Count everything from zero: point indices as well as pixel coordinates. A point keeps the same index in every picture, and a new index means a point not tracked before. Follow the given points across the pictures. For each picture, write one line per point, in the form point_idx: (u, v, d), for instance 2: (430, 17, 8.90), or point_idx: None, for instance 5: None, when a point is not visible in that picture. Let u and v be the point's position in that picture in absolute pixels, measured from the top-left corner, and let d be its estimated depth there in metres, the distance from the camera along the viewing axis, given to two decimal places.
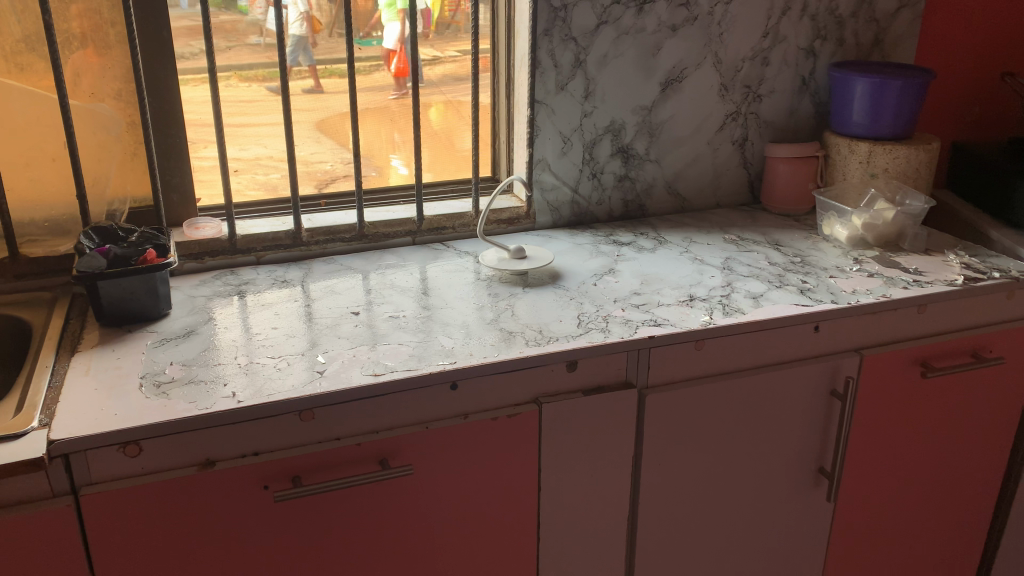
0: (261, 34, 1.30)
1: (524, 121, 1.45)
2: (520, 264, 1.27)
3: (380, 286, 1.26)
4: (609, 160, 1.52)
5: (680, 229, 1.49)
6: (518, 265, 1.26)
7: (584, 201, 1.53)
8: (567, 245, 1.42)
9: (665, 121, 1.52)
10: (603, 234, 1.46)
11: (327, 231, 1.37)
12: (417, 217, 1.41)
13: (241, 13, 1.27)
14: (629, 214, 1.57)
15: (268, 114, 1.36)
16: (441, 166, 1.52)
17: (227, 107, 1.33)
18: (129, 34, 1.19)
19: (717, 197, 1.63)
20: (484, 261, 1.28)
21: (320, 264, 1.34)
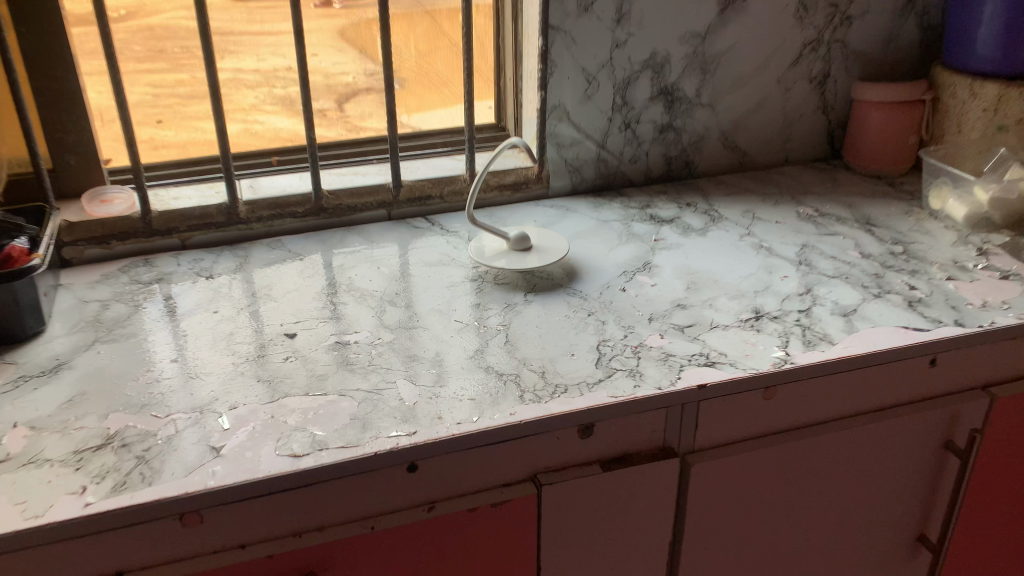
0: None
1: (535, 54, 1.09)
2: (523, 260, 0.94)
3: (335, 285, 0.94)
4: (648, 104, 1.15)
5: (738, 198, 1.14)
6: (520, 261, 0.93)
7: (613, 160, 1.18)
8: (591, 223, 1.08)
9: (722, 53, 1.15)
10: (637, 207, 1.12)
11: (273, 205, 1.05)
12: (392, 183, 1.09)
13: None
14: (671, 175, 1.22)
15: (190, 46, 1.02)
16: (428, 94, 1.15)
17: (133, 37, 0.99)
18: None
19: (785, 151, 1.27)
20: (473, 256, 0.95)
21: (261, 249, 1.03)
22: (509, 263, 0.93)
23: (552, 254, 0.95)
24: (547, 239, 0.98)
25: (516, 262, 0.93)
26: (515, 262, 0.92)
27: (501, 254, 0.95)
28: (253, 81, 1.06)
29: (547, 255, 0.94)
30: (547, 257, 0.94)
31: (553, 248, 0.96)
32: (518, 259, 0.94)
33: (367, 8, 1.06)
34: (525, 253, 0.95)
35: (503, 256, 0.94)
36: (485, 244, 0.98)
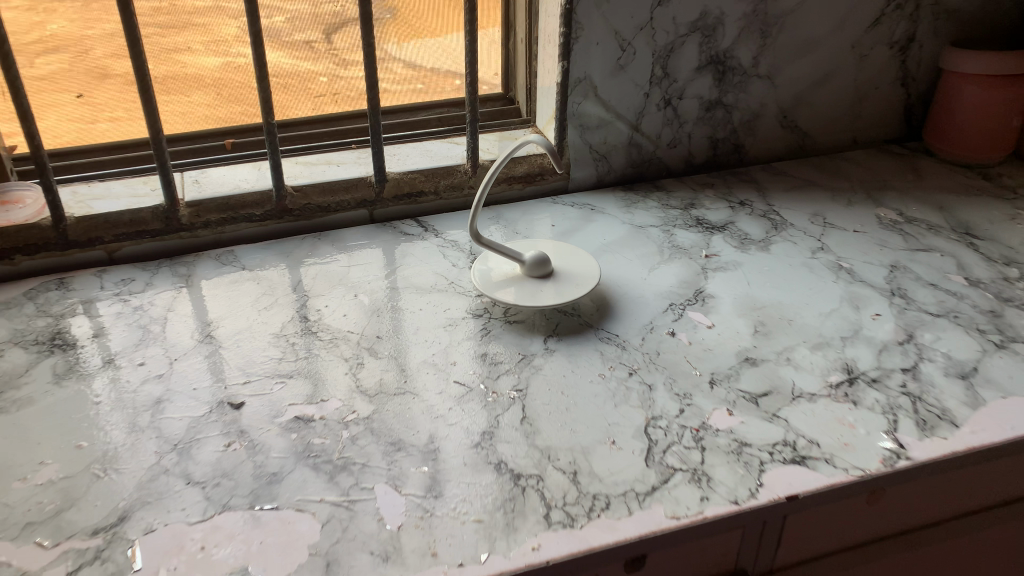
0: None
1: (555, 13, 0.86)
2: (539, 294, 0.72)
3: (300, 320, 0.73)
4: (694, 76, 0.93)
5: (803, 196, 0.93)
6: (536, 295, 0.72)
7: (648, 145, 0.96)
8: (623, 230, 0.87)
9: (788, 12, 0.92)
10: (679, 207, 0.91)
11: (223, 206, 0.83)
12: (375, 177, 0.87)
13: None
14: (716, 161, 1.00)
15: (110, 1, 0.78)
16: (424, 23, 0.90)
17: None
18: None
19: (853, 130, 1.04)
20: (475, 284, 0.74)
21: (208, 266, 0.82)
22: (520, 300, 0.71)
23: (578, 289, 0.72)
24: (571, 262, 0.77)
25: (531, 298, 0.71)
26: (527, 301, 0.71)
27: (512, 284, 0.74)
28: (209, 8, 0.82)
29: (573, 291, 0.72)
30: (570, 292, 0.72)
31: (579, 277, 0.74)
32: (534, 292, 0.72)
33: None
34: (543, 283, 0.74)
35: (513, 286, 0.73)
36: (493, 267, 0.76)
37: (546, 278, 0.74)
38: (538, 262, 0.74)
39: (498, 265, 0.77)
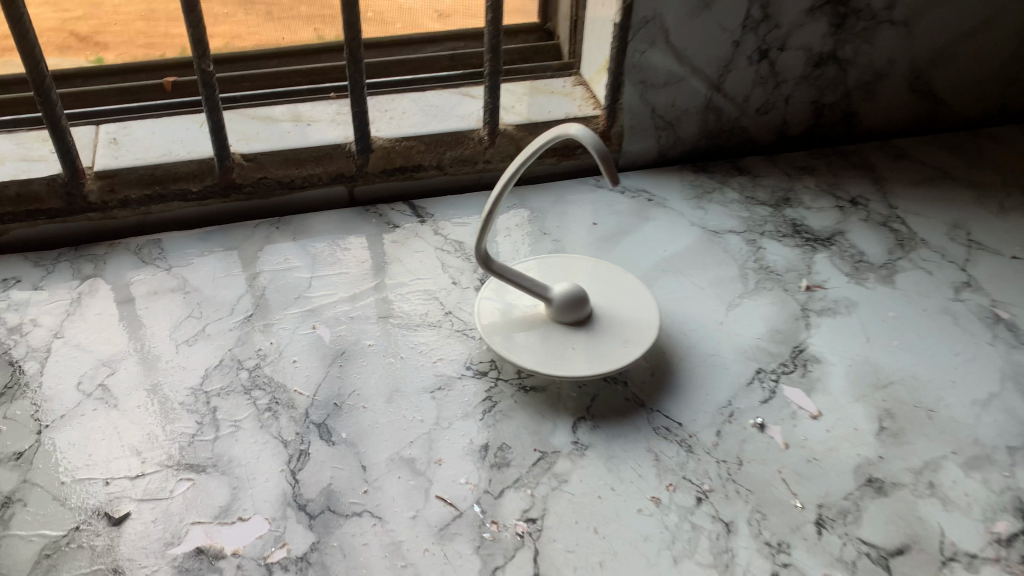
0: None
1: None
2: (573, 355, 0.50)
3: (233, 366, 0.52)
4: (804, 20, 0.67)
5: (938, 196, 0.68)
6: (572, 359, 0.49)
7: (731, 112, 0.71)
8: (692, 237, 0.64)
9: None
10: (768, 204, 0.67)
11: (146, 179, 0.61)
12: (356, 143, 0.64)
13: None
14: (819, 133, 0.75)
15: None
16: None
17: None
18: None
19: (1005, 99, 0.78)
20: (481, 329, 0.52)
21: (123, 263, 0.60)
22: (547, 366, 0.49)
23: (630, 350, 0.50)
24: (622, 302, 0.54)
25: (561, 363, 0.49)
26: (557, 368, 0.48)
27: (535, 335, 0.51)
28: None
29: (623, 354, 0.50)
30: (619, 355, 0.50)
31: (634, 328, 0.52)
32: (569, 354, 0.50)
33: None
34: (580, 337, 0.51)
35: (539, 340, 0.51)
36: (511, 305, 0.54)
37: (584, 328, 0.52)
38: (574, 305, 0.51)
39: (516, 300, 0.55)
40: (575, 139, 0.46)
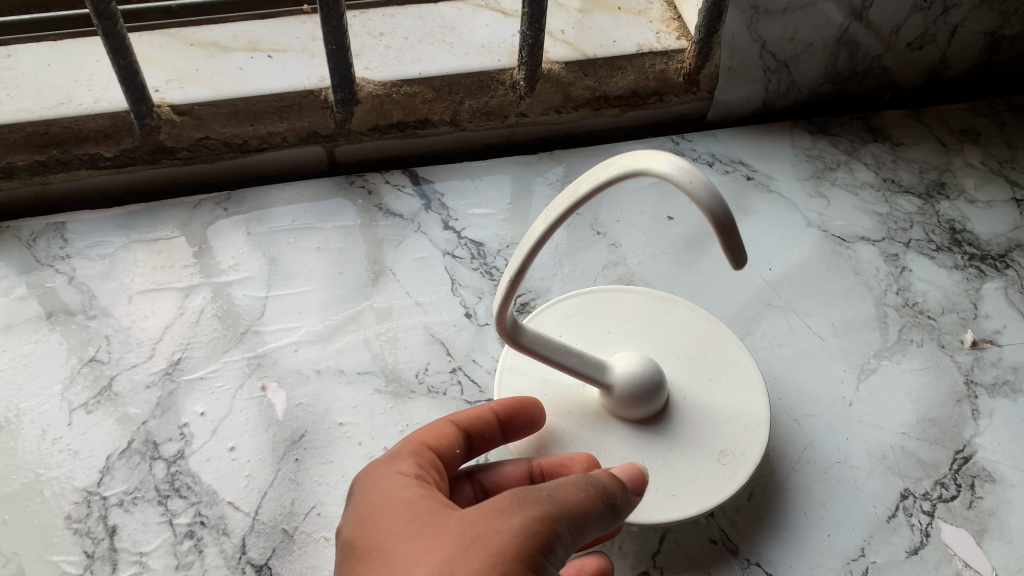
0: None
1: None
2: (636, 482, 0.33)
3: (145, 455, 0.36)
4: None
5: None
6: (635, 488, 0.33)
7: (872, 47, 0.50)
8: (808, 245, 0.45)
9: None
10: (915, 194, 0.48)
11: (38, 141, 0.43)
12: (337, 92, 0.44)
13: None
14: (985, 75, 0.53)
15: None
16: None
17: None
18: None
19: None
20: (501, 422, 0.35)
21: (11, 259, 0.43)
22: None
23: (723, 481, 0.33)
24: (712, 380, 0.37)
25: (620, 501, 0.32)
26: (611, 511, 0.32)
27: (581, 436, 0.35)
28: None
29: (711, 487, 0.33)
30: (701, 489, 0.33)
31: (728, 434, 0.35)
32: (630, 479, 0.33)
33: None
34: (647, 444, 0.34)
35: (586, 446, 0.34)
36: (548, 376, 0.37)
37: (654, 429, 0.35)
38: (642, 400, 0.34)
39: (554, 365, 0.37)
40: (665, 181, 0.26)
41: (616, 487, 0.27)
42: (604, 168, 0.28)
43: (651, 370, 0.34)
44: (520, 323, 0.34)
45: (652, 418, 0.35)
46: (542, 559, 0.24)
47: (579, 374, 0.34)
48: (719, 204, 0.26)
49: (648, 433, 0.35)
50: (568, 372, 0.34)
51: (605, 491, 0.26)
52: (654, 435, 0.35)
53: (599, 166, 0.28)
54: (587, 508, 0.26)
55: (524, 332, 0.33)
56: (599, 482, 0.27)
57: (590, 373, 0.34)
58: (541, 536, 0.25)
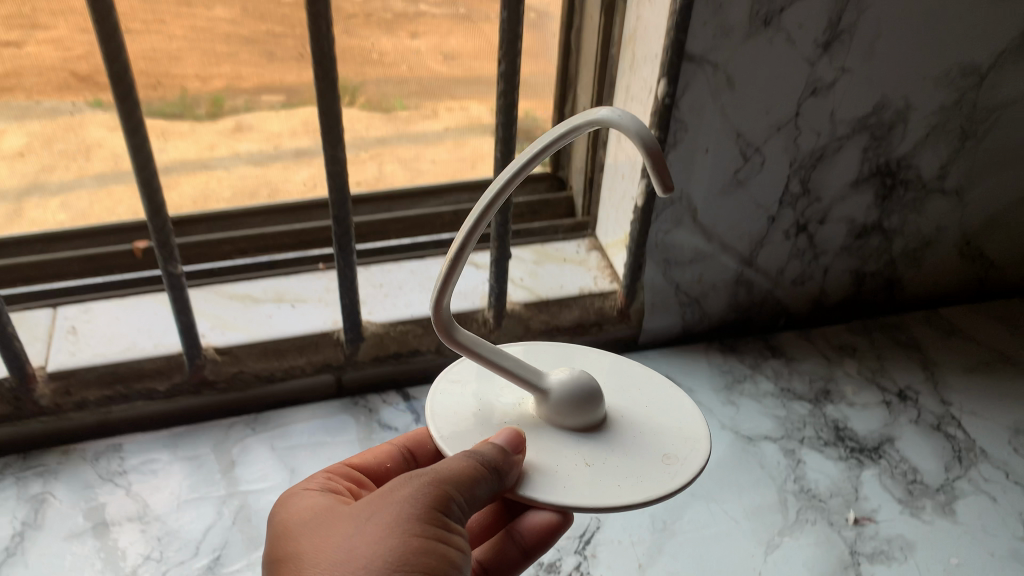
0: None
1: (644, 96, 0.54)
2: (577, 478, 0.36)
3: None
4: (848, 193, 0.60)
5: (996, 390, 0.61)
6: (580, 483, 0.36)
7: (764, 284, 0.64)
8: (724, 444, 0.56)
9: (1008, 104, 0.59)
10: (806, 399, 0.60)
11: (108, 377, 0.54)
12: (348, 331, 0.57)
13: None
14: (857, 303, 0.68)
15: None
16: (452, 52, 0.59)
17: None
18: None
19: None
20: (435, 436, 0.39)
21: (80, 475, 0.53)
22: (563, 493, 0.35)
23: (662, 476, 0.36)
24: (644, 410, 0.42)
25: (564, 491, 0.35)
26: (576, 496, 0.35)
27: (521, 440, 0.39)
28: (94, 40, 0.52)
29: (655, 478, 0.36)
30: (656, 475, 0.37)
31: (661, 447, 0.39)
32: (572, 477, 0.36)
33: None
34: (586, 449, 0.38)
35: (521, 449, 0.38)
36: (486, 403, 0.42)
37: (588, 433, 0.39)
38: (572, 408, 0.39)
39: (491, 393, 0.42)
40: (602, 123, 0.34)
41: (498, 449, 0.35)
42: (543, 138, 0.35)
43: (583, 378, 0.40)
44: (459, 327, 0.39)
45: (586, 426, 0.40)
46: (441, 514, 0.34)
47: (513, 382, 0.39)
48: (645, 133, 0.33)
49: (585, 438, 0.39)
50: (506, 373, 0.39)
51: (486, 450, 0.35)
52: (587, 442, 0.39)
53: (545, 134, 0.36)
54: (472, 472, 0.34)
55: (461, 332, 0.39)
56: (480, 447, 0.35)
57: (526, 376, 0.39)
58: (439, 495, 0.34)
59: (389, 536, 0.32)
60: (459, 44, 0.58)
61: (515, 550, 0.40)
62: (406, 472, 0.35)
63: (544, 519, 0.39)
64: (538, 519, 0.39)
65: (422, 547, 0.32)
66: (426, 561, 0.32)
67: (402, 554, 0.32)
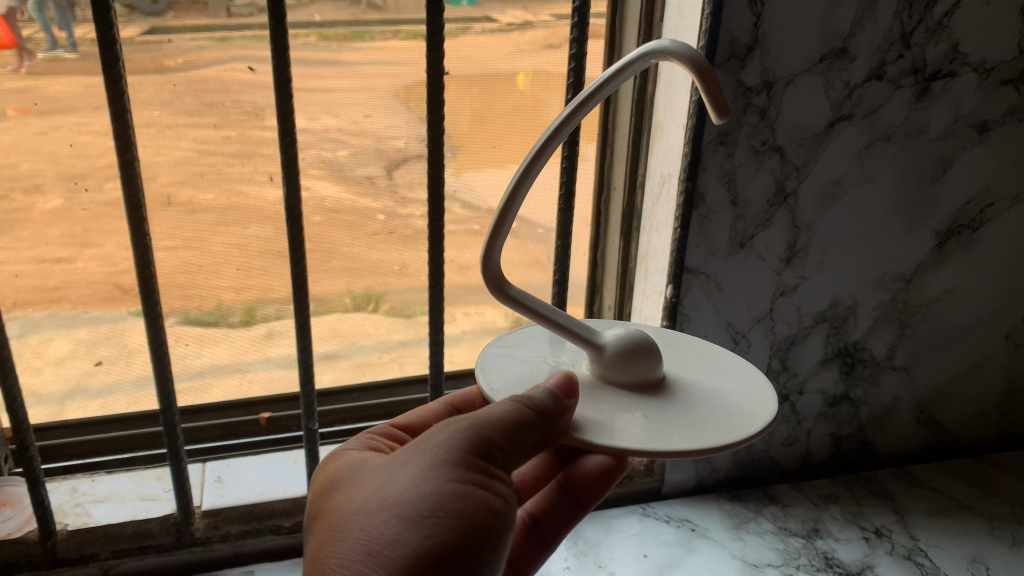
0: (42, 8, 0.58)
1: (657, 296, 0.73)
2: (646, 424, 0.48)
3: None
4: (818, 370, 0.77)
5: (956, 529, 0.75)
6: (650, 428, 0.48)
7: (761, 445, 0.79)
8: (735, 570, 0.70)
9: (934, 301, 0.78)
10: (800, 535, 0.74)
11: (247, 515, 0.69)
12: None
13: None
14: (839, 461, 0.83)
15: (120, 273, 0.67)
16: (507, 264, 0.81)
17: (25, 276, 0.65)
18: None
19: (1006, 428, 0.86)
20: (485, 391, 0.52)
21: None
22: (655, 437, 0.46)
23: (720, 431, 0.47)
24: (726, 389, 0.53)
25: (627, 431, 0.47)
26: (663, 441, 0.46)
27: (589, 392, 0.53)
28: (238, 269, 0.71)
29: (715, 431, 0.47)
30: (723, 426, 0.48)
31: (726, 413, 0.50)
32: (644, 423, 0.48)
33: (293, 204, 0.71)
34: (655, 406, 0.51)
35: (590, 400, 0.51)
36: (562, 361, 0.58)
37: (644, 386, 0.53)
38: (631, 358, 0.53)
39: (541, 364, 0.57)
40: (664, 49, 0.48)
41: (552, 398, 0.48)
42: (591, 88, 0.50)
43: (643, 339, 0.54)
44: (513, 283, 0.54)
45: (649, 381, 0.53)
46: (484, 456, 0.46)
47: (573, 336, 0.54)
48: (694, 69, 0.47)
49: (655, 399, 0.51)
50: (553, 320, 0.54)
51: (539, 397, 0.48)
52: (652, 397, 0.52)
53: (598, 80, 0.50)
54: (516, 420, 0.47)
55: (513, 286, 0.54)
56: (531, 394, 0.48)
57: (570, 324, 0.54)
58: (485, 442, 0.47)
59: (441, 473, 0.45)
60: (472, 255, 0.78)
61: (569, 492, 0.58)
62: (451, 421, 0.48)
63: (598, 467, 0.56)
64: (593, 464, 0.56)
65: (463, 489, 0.45)
66: (465, 495, 0.45)
67: (446, 490, 0.45)
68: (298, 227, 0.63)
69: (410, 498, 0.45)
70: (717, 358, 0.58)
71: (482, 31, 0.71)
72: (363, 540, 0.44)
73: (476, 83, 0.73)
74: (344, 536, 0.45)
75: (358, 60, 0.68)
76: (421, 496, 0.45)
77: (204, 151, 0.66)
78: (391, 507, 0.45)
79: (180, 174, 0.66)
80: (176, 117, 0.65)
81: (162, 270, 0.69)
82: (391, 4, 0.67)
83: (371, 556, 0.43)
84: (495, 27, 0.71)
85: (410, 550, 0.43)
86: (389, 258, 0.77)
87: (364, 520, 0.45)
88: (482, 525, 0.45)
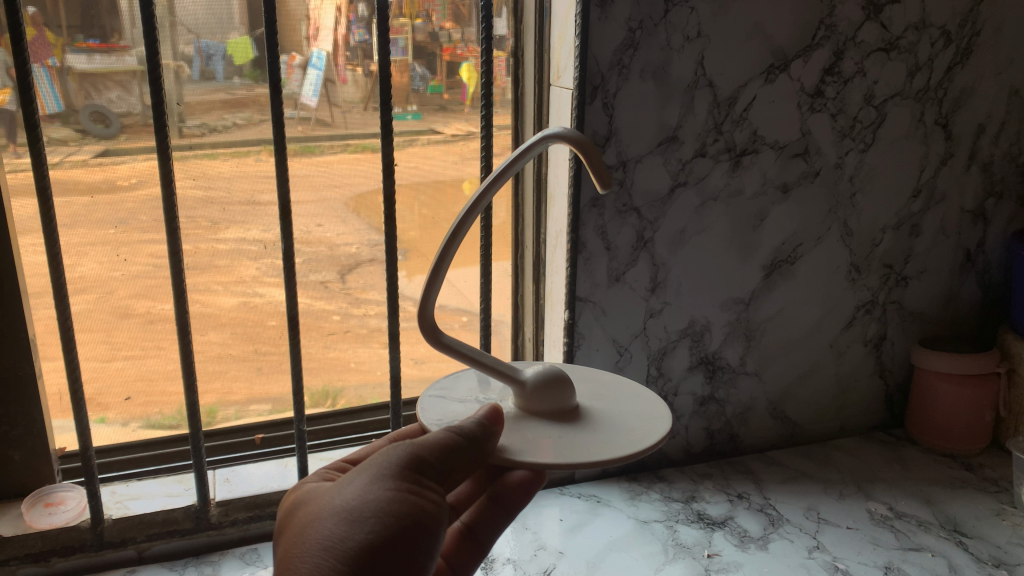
0: (68, 128, 0.83)
1: (559, 322, 0.97)
2: (551, 442, 0.62)
3: None
4: (687, 375, 1.02)
5: (798, 491, 1.00)
6: (566, 446, 0.61)
7: None
8: (629, 525, 0.92)
9: (769, 319, 1.03)
10: (681, 499, 0.97)
11: (252, 504, 0.90)
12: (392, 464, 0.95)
13: (48, 80, 0.81)
14: (714, 450, 1.07)
15: None
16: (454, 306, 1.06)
17: (87, 337, 0.90)
18: (40, 166, 0.76)
19: (840, 420, 1.12)
20: (425, 423, 0.65)
21: (233, 565, 0.87)
22: (584, 451, 0.60)
23: (625, 444, 0.61)
24: (630, 413, 0.68)
25: (549, 450, 0.60)
26: (591, 452, 0.60)
27: (516, 419, 0.66)
28: (232, 353, 0.97)
29: (618, 446, 0.61)
30: (633, 438, 0.63)
31: (628, 430, 0.64)
32: (560, 442, 0.62)
33: (271, 311, 0.97)
34: (567, 429, 0.64)
35: (518, 427, 0.65)
36: (490, 396, 0.71)
37: (559, 415, 0.67)
38: (548, 389, 0.67)
39: (471, 401, 0.70)
40: (561, 133, 0.65)
41: (480, 426, 0.58)
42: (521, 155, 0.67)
43: (557, 373, 0.68)
44: (440, 332, 0.68)
45: (565, 409, 0.67)
46: (418, 471, 0.57)
47: (498, 374, 0.68)
48: (584, 144, 0.65)
49: (569, 427, 0.65)
50: (483, 365, 0.68)
51: (467, 428, 0.58)
52: (570, 421, 0.66)
53: (523, 145, 0.66)
54: (447, 443, 0.57)
55: (442, 336, 0.68)
56: (463, 425, 0.58)
57: (500, 367, 0.68)
58: (420, 461, 0.57)
59: (380, 486, 0.55)
60: (423, 350, 1.06)
61: (498, 509, 0.68)
62: (396, 444, 0.59)
63: (521, 476, 0.66)
64: (518, 476, 0.66)
65: (398, 494, 0.55)
66: (397, 499, 0.54)
67: (384, 497, 0.55)
68: (294, 287, 0.89)
69: (349, 509, 0.54)
70: (625, 390, 0.73)
71: (428, 141, 0.97)
72: (320, 540, 0.53)
73: (425, 190, 0.98)
74: (302, 539, 0.54)
75: (306, 168, 0.93)
76: (367, 501, 0.55)
77: (157, 265, 0.90)
78: (343, 512, 0.54)
79: (135, 287, 0.90)
80: (130, 233, 0.88)
81: (124, 376, 0.93)
82: (338, 121, 0.93)
83: (327, 550, 0.53)
84: (440, 138, 0.97)
85: (359, 543, 0.53)
86: (344, 356, 1.03)
87: (319, 524, 0.54)
88: (418, 524, 0.54)
